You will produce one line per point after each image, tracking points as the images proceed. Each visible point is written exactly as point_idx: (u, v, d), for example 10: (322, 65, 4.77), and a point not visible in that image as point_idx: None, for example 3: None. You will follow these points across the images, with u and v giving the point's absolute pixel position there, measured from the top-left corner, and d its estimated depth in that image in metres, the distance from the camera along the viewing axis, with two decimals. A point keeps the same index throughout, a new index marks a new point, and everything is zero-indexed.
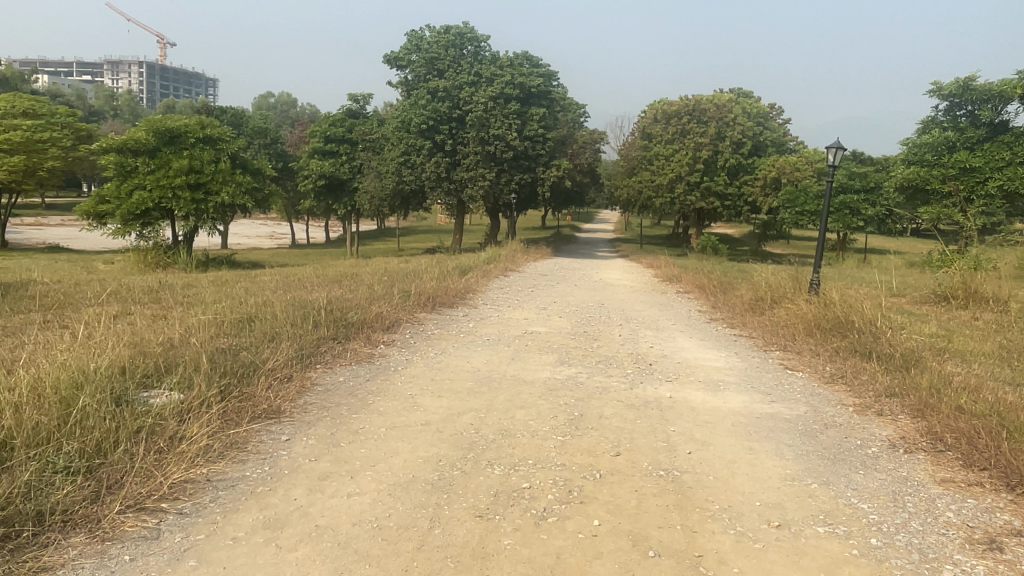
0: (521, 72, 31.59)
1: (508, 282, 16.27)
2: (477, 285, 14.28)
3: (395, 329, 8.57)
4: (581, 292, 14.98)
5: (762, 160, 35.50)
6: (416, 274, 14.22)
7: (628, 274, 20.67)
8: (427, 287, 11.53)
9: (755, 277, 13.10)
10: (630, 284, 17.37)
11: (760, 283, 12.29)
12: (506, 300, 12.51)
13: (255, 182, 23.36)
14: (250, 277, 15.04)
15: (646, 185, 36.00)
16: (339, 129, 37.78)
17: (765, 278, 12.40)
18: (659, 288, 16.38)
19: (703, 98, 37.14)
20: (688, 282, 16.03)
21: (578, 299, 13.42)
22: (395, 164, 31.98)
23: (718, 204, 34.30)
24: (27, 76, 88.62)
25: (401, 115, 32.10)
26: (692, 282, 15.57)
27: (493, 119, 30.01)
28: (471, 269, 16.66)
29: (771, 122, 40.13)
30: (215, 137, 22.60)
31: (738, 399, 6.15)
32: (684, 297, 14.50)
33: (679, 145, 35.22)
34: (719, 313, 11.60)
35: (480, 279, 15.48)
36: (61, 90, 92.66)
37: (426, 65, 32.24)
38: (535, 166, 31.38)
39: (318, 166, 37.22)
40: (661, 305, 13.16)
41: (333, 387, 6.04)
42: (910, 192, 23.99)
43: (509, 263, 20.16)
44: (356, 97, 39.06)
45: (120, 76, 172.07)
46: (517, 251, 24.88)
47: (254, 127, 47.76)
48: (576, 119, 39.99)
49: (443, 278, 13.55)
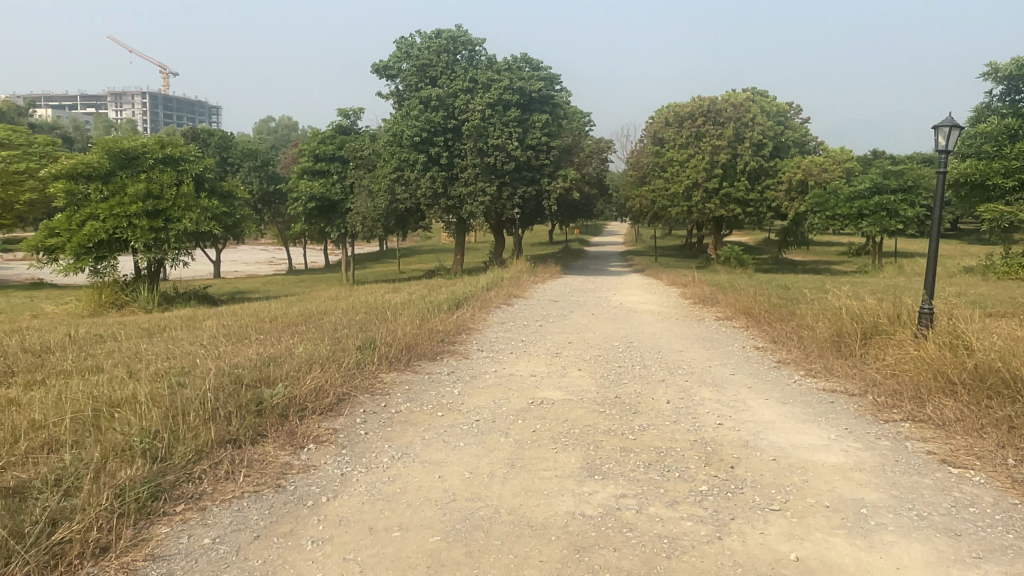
0: (520, 76, 28.98)
1: (511, 313, 13.58)
2: (473, 321, 11.61)
3: (340, 409, 5.87)
4: (602, 323, 12.28)
5: (785, 163, 32.47)
6: (400, 309, 11.57)
7: (652, 295, 18.04)
8: (405, 331, 8.87)
9: (823, 301, 10.37)
10: (656, 308, 14.76)
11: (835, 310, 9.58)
12: (507, 343, 9.81)
13: (227, 206, 20.76)
14: (204, 319, 12.46)
15: (660, 194, 33.37)
16: (328, 147, 35.37)
17: (838, 302, 9.66)
18: (693, 313, 13.71)
19: (718, 98, 34.60)
20: (729, 307, 13.34)
21: (598, 334, 10.71)
22: (387, 181, 29.47)
23: (740, 211, 31.37)
24: (27, 110, 87.09)
25: (392, 128, 29.64)
26: (735, 308, 12.87)
27: (491, 128, 27.49)
28: (467, 298, 14.04)
29: (791, 120, 37.32)
30: (177, 157, 19.94)
31: (920, 558, 3.41)
32: (728, 326, 11.78)
33: (694, 150, 32.53)
34: (788, 352, 8.87)
35: (478, 312, 12.81)
36: (60, 123, 90.93)
37: (417, 73, 29.71)
38: (539, 177, 28.80)
39: (307, 188, 34.66)
40: (703, 339, 10.43)
41: (180, 564, 3.34)
42: (965, 188, 21.30)
43: (515, 287, 17.59)
44: (347, 112, 36.58)
45: (123, 107, 171.70)
46: (523, 272, 22.28)
47: (244, 149, 45.52)
48: (581, 127, 37.43)
49: (430, 314, 10.88)
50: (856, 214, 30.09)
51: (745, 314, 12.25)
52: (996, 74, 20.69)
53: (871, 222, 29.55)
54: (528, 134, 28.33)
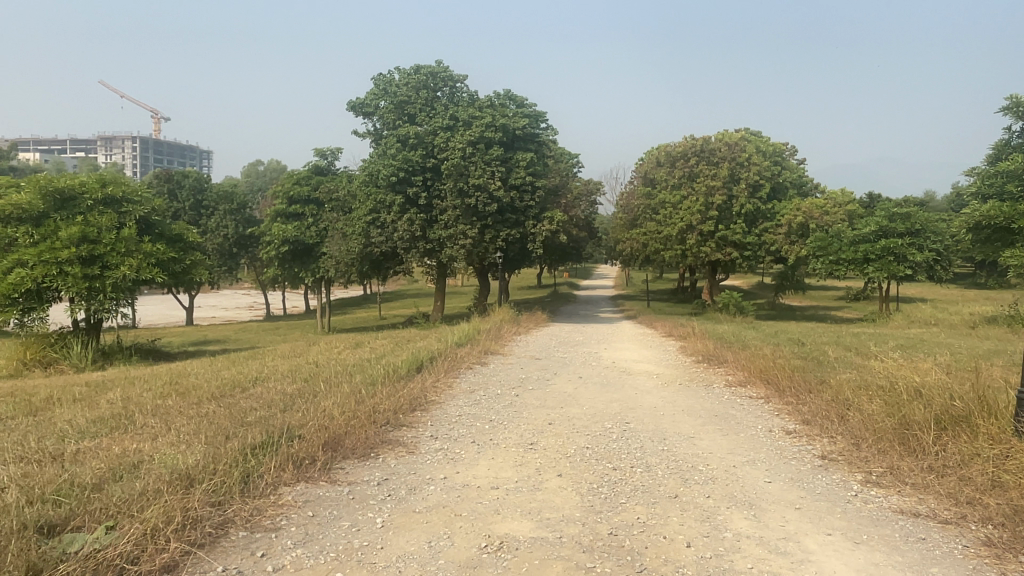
0: (503, 113, 27.39)
1: (485, 375, 11.55)
2: (435, 390, 9.56)
3: (184, 568, 3.82)
4: (592, 390, 10.25)
5: (783, 205, 30.94)
6: (347, 379, 9.52)
7: (648, 350, 16.05)
8: (334, 416, 6.82)
9: (868, 377, 8.42)
10: (653, 368, 12.75)
11: (889, 388, 7.59)
12: (472, 424, 7.75)
13: (176, 250, 18.73)
14: (114, 388, 10.36)
15: (653, 237, 31.68)
16: (303, 188, 33.60)
17: (892, 379, 7.69)
18: (698, 376, 11.73)
19: (712, 138, 33.31)
20: (742, 371, 11.35)
21: (587, 409, 8.67)
22: (362, 223, 27.65)
23: (737, 255, 29.55)
24: (8, 152, 85.36)
25: (368, 168, 27.95)
26: (751, 373, 10.86)
27: (473, 167, 25.76)
28: (434, 358, 12.02)
29: (787, 161, 35.90)
30: (120, 197, 17.89)
31: None
32: (744, 397, 9.77)
33: (688, 191, 30.94)
34: (832, 444, 6.86)
35: (445, 376, 10.77)
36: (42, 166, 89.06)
37: (395, 110, 28.00)
38: (524, 219, 27.03)
39: (280, 231, 32.73)
40: (717, 417, 8.41)
41: None
42: (988, 231, 19.65)
43: (493, 342, 15.61)
44: (324, 152, 34.75)
45: (111, 151, 170.78)
46: (505, 323, 20.30)
47: (220, 192, 43.81)
48: (569, 169, 35.95)
49: (381, 385, 8.83)
50: (861, 258, 27.95)
51: (764, 380, 10.24)
52: (1015, 109, 19.25)
53: (877, 268, 27.49)
54: (512, 173, 26.66)
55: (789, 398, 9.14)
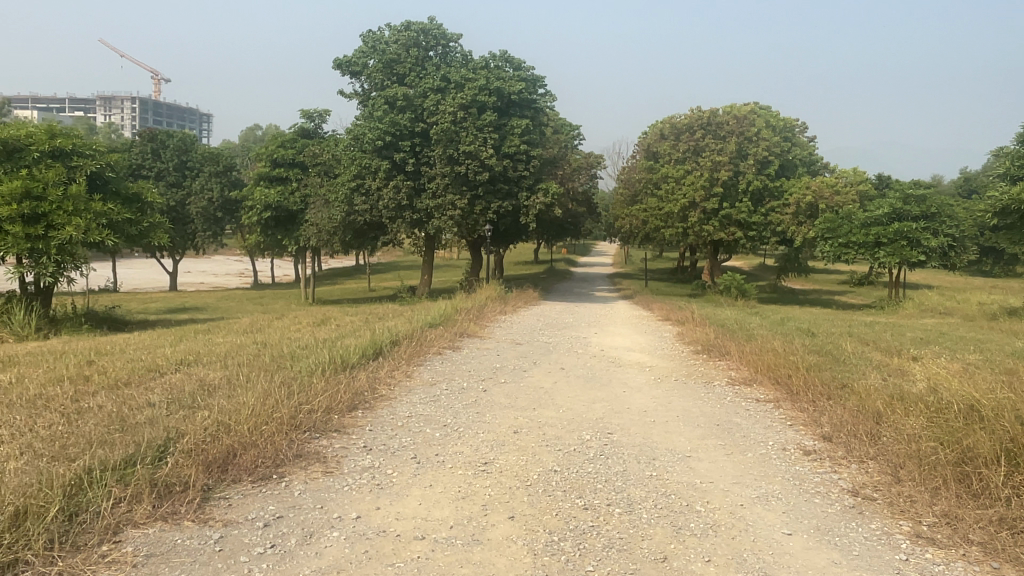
0: (499, 76, 25.69)
1: (453, 363, 10.11)
2: (387, 383, 8.14)
3: None
4: (574, 386, 8.82)
5: (792, 183, 29.30)
6: (284, 367, 8.11)
7: (643, 336, 14.63)
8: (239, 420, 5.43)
9: (905, 391, 7.00)
10: (645, 359, 11.33)
11: (936, 407, 6.13)
12: (418, 430, 6.33)
13: (132, 211, 17.22)
14: (20, 365, 8.96)
15: (653, 214, 30.19)
16: (287, 151, 31.95)
17: (939, 398, 6.28)
18: (696, 372, 10.29)
19: (719, 111, 31.69)
20: (748, 369, 9.90)
21: (565, 413, 7.23)
22: (346, 190, 26.11)
23: (741, 235, 28.05)
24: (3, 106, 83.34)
25: (354, 130, 26.33)
26: (759, 372, 9.39)
27: (464, 133, 24.17)
28: (397, 340, 10.59)
29: (798, 138, 34.18)
30: (71, 150, 16.29)
31: None
32: (750, 400, 8.36)
33: (692, 166, 29.38)
34: (865, 475, 5.45)
35: (405, 364, 9.36)
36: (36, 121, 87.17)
37: (383, 70, 26.24)
38: (516, 190, 25.51)
39: (262, 196, 31.16)
40: (718, 428, 6.98)
41: None
42: (1015, 218, 18.14)
43: (472, 323, 14.21)
44: (310, 113, 32.98)
45: (111, 110, 168.48)
46: (491, 302, 18.89)
47: (205, 153, 42.17)
48: (569, 140, 34.34)
49: (319, 376, 7.42)
50: (872, 242, 26.39)
51: (776, 383, 8.79)
52: None
53: (889, 253, 26.02)
54: (506, 141, 25.06)
55: (807, 408, 7.68)
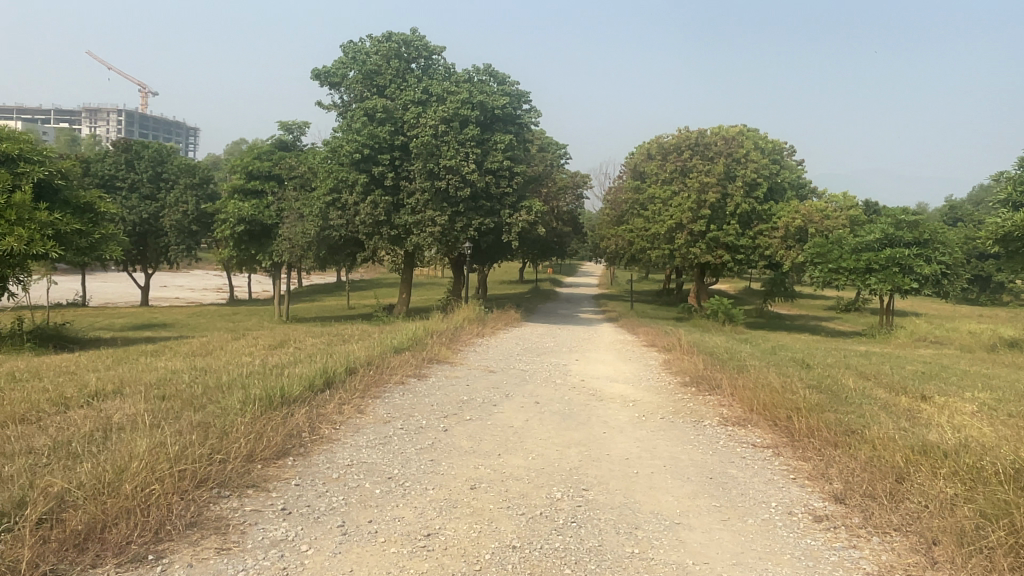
0: (482, 90, 24.86)
1: (415, 394, 9.08)
2: (331, 421, 7.10)
3: None
4: (548, 424, 7.81)
5: (781, 206, 28.59)
6: (213, 400, 7.06)
7: (627, 364, 13.65)
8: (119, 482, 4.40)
9: (930, 446, 6.05)
10: (628, 392, 10.33)
11: (972, 468, 5.19)
12: (356, 485, 5.30)
13: (84, 222, 16.07)
14: None
15: (639, 235, 29.44)
16: (263, 164, 30.91)
17: (977, 458, 5.31)
18: (685, 408, 9.31)
19: (708, 131, 31.04)
20: (743, 408, 8.94)
21: (534, 460, 6.22)
22: (321, 204, 25.13)
23: (729, 258, 27.31)
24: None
25: (331, 143, 25.39)
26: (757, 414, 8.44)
27: (445, 147, 23.27)
28: (354, 367, 9.57)
29: (787, 161, 33.54)
30: (17, 155, 15.14)
31: None
32: (746, 445, 7.38)
33: (679, 186, 28.65)
34: (893, 556, 4.46)
35: (360, 396, 8.34)
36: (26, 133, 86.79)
37: (362, 81, 25.32)
38: (499, 208, 24.62)
39: (236, 209, 30.04)
40: (711, 482, 5.99)
41: None
42: (1017, 245, 17.36)
43: (444, 347, 13.19)
44: (288, 125, 31.93)
45: (97, 122, 167.19)
46: (468, 324, 17.89)
47: (180, 164, 41.17)
48: (555, 158, 33.57)
49: (247, 414, 6.39)
50: (863, 268, 25.58)
51: (777, 426, 7.83)
52: None
53: (881, 279, 25.22)
54: (488, 156, 24.19)
55: (813, 460, 6.72)
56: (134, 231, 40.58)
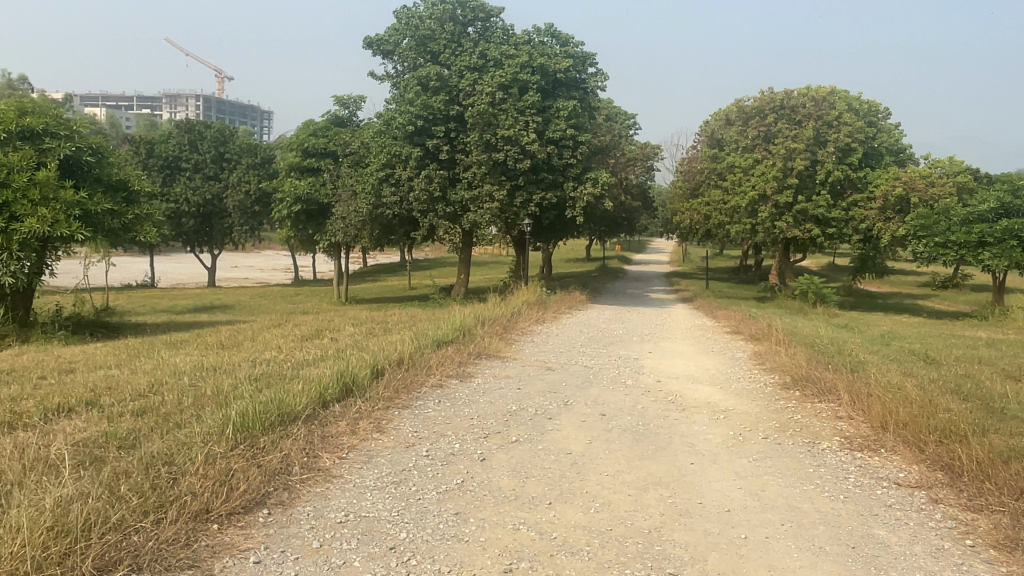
0: (543, 53, 22.95)
1: (455, 404, 7.44)
2: (335, 447, 5.55)
3: None
4: (617, 450, 6.05)
5: (877, 174, 25.75)
6: (191, 421, 5.62)
7: (709, 358, 11.68)
8: None
9: None
10: (715, 398, 8.44)
11: None
12: (340, 567, 3.70)
13: (115, 201, 15.10)
14: None
15: (717, 208, 27.12)
16: (319, 140, 29.80)
17: None
18: (793, 423, 7.37)
19: (794, 92, 28.29)
20: (873, 425, 6.97)
21: (599, 517, 4.51)
22: (373, 180, 23.82)
23: (818, 233, 24.70)
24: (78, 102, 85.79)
25: (384, 116, 23.99)
26: (894, 437, 6.48)
27: (503, 116, 21.53)
28: (382, 367, 8.01)
29: (884, 123, 30.36)
30: (44, 131, 14.19)
31: None
32: (889, 486, 5.44)
33: (762, 154, 26.13)
34: None
35: (383, 409, 6.76)
36: (116, 119, 90.32)
37: (415, 47, 23.68)
38: (562, 180, 22.78)
39: (292, 187, 29.05)
40: (857, 559, 4.15)
41: None
42: None
43: (497, 338, 11.57)
44: (343, 100, 30.59)
45: (176, 107, 172.62)
46: (528, 309, 16.25)
47: (242, 144, 40.86)
48: (624, 129, 31.37)
49: (218, 442, 4.90)
50: (976, 242, 22.65)
51: (927, 459, 5.88)
52: None
53: (998, 255, 22.17)
54: (550, 125, 22.35)
55: (994, 514, 4.78)
56: (198, 212, 40.47)
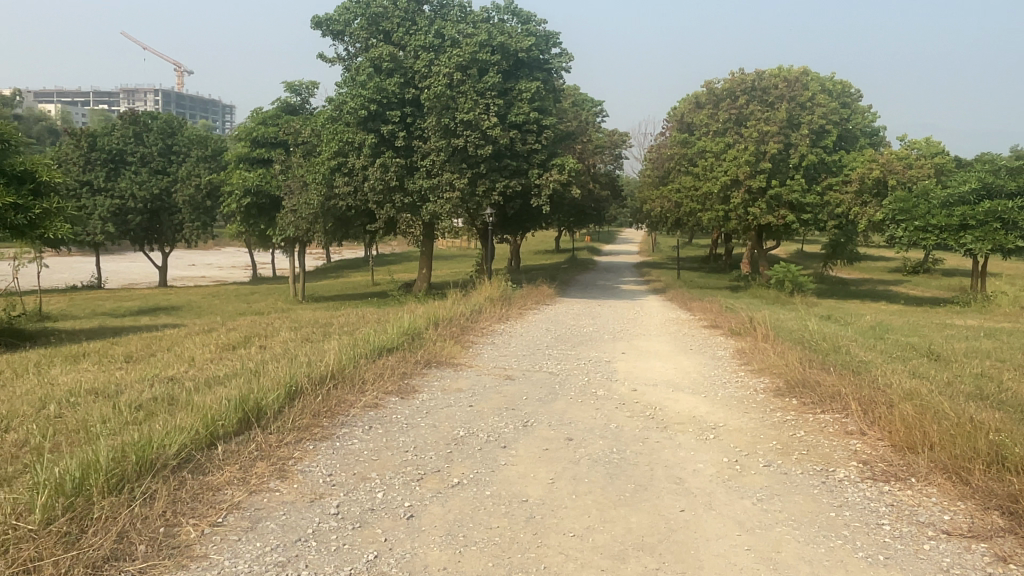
0: (503, 31, 21.54)
1: (389, 430, 6.05)
2: (209, 510, 4.14)
3: None
4: (586, 494, 4.70)
5: (853, 156, 24.78)
6: (13, 481, 4.17)
7: (689, 358, 10.41)
8: None
9: None
10: (702, 410, 7.15)
11: None
12: None
13: (20, 194, 13.41)
14: None
15: (688, 195, 25.97)
16: (269, 129, 28.01)
17: None
18: (800, 444, 6.10)
19: (765, 72, 27.24)
20: (900, 447, 5.73)
21: None
22: (324, 170, 22.22)
23: (793, 219, 23.67)
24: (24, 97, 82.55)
25: (335, 100, 22.40)
26: (929, 464, 5.24)
27: (461, 99, 20.10)
28: (301, 385, 6.61)
29: (857, 104, 29.44)
30: None
31: None
32: (941, 541, 4.17)
33: (734, 138, 25.04)
34: None
35: (291, 443, 5.38)
36: (70, 116, 87.16)
37: (367, 27, 22.07)
38: (526, 166, 21.43)
39: (240, 180, 27.27)
40: None
41: None
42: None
43: (450, 343, 10.18)
44: (294, 86, 28.74)
45: (133, 102, 168.15)
46: (489, 306, 14.88)
47: (191, 136, 38.89)
48: (591, 115, 30.13)
49: (17, 528, 3.46)
50: (957, 225, 21.87)
51: (979, 497, 4.63)
52: None
53: (980, 239, 21.31)
54: (512, 108, 20.95)
55: None
56: (146, 208, 38.42)
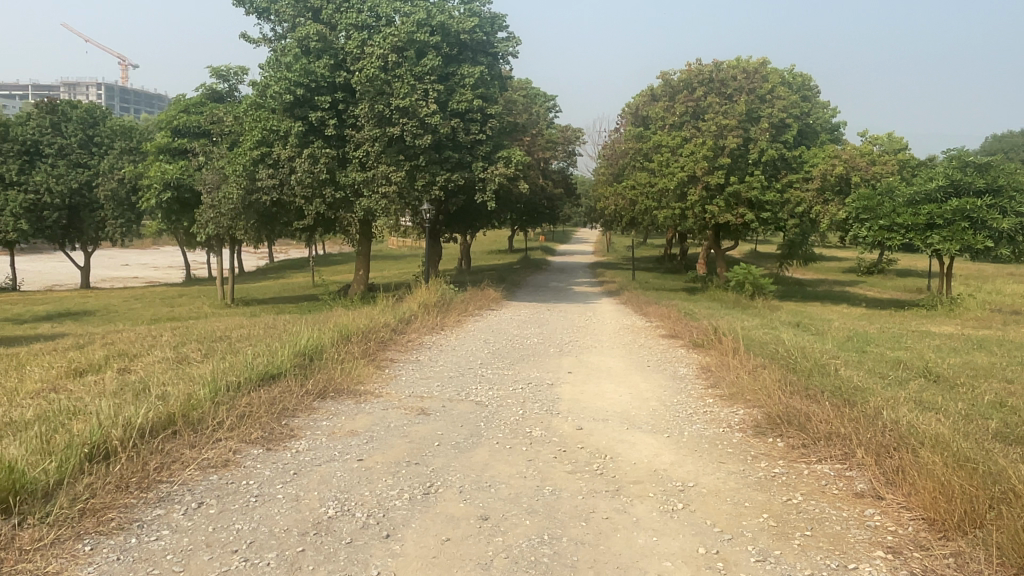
0: (445, 11, 19.72)
1: (225, 509, 4.22)
2: None
3: None
4: None
5: (814, 152, 23.61)
6: None
7: (646, 380, 8.75)
8: None
9: None
10: (665, 461, 5.45)
11: None
12: None
13: None
14: None
15: (643, 192, 24.54)
16: (192, 117, 25.67)
17: None
18: (800, 517, 4.44)
19: (723, 64, 25.92)
20: (944, 527, 4.12)
21: None
22: (246, 161, 20.11)
23: (752, 218, 22.41)
24: None
25: (259, 85, 20.30)
26: (994, 562, 3.65)
27: (397, 83, 18.27)
28: (111, 442, 4.72)
29: (817, 98, 28.36)
30: None
31: None
32: None
33: (691, 132, 23.68)
34: None
35: (51, 552, 3.56)
36: None
37: (294, 4, 20.02)
38: (469, 159, 19.63)
39: (158, 172, 24.90)
40: None
41: None
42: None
43: (359, 363, 8.34)
44: (221, 72, 26.40)
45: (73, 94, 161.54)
46: (421, 314, 13.10)
47: (115, 126, 36.14)
48: (543, 108, 28.52)
49: None
50: (923, 225, 20.66)
51: None
52: None
53: (948, 239, 20.11)
54: (454, 95, 19.15)
55: None
56: (65, 204, 35.59)
